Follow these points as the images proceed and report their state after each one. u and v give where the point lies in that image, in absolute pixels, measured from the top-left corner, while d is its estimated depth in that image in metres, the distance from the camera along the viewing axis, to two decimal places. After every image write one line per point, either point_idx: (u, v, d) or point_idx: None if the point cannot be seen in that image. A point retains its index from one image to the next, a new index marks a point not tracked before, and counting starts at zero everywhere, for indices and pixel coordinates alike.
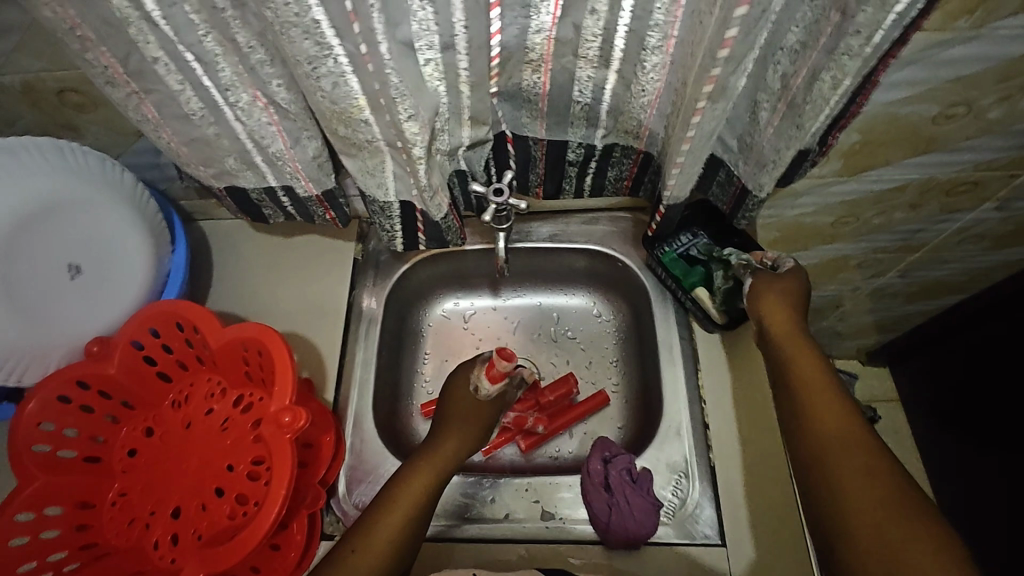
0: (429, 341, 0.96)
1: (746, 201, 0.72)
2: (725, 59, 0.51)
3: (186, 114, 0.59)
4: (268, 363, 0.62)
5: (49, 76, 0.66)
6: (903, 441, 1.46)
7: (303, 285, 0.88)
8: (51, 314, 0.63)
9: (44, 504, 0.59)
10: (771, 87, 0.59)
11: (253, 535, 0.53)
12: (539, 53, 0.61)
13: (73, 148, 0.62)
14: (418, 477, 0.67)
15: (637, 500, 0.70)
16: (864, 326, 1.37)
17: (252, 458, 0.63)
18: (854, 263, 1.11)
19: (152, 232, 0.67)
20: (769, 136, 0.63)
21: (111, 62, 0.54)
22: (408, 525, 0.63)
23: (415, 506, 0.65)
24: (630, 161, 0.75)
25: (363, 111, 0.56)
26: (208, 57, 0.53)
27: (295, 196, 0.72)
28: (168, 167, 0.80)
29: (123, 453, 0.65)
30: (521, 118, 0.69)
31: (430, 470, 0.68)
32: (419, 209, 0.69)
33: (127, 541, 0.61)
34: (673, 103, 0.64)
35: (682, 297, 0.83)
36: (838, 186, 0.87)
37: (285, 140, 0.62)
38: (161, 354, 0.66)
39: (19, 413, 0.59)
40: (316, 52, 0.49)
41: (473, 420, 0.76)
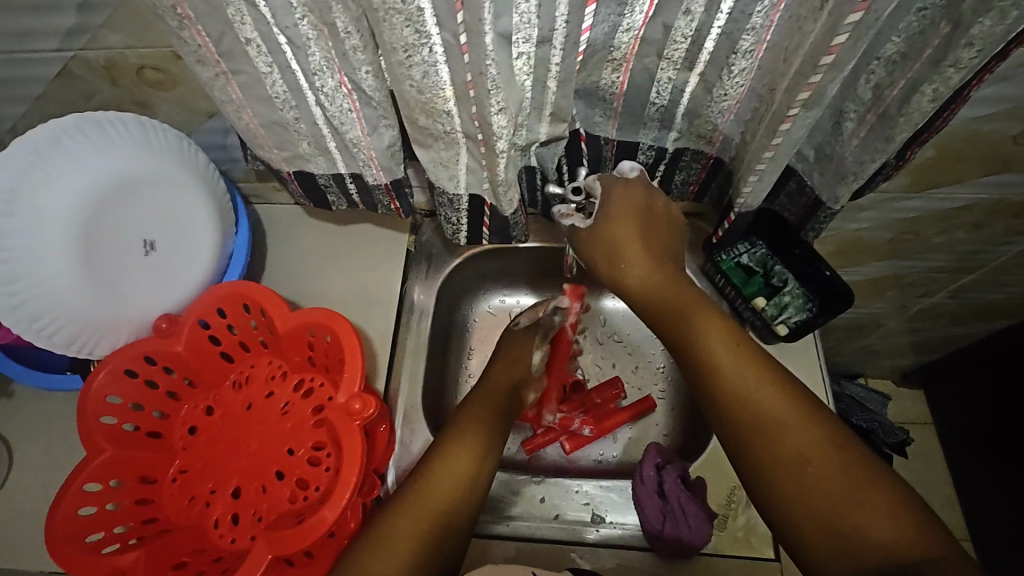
0: (474, 336, 0.96)
1: (819, 212, 0.71)
2: (828, 66, 0.50)
3: (269, 98, 0.60)
4: (335, 349, 0.63)
5: (130, 52, 0.66)
6: (935, 465, 1.44)
7: (354, 273, 0.86)
8: (123, 290, 0.62)
9: (109, 476, 0.59)
10: (861, 97, 0.58)
11: (321, 522, 0.53)
12: (623, 52, 0.60)
13: (154, 125, 0.62)
14: (458, 437, 0.65)
15: (691, 507, 0.69)
16: (903, 346, 1.33)
17: (312, 444, 0.63)
18: (905, 281, 1.09)
19: (221, 213, 0.67)
20: (853, 147, 0.62)
21: (205, 41, 0.54)
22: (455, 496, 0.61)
23: (464, 481, 0.62)
24: (698, 166, 0.74)
25: (449, 102, 0.56)
26: (300, 40, 0.53)
27: (362, 184, 0.71)
28: (233, 148, 0.81)
29: (183, 430, 0.66)
30: (595, 116, 0.69)
31: (469, 442, 0.66)
32: (488, 204, 0.69)
33: (187, 518, 0.62)
34: (754, 110, 0.63)
35: (739, 307, 0.82)
36: (902, 202, 0.85)
37: (363, 127, 0.62)
38: (225, 334, 0.67)
39: (89, 385, 0.59)
40: (414, 41, 0.49)
41: (501, 393, 0.75)
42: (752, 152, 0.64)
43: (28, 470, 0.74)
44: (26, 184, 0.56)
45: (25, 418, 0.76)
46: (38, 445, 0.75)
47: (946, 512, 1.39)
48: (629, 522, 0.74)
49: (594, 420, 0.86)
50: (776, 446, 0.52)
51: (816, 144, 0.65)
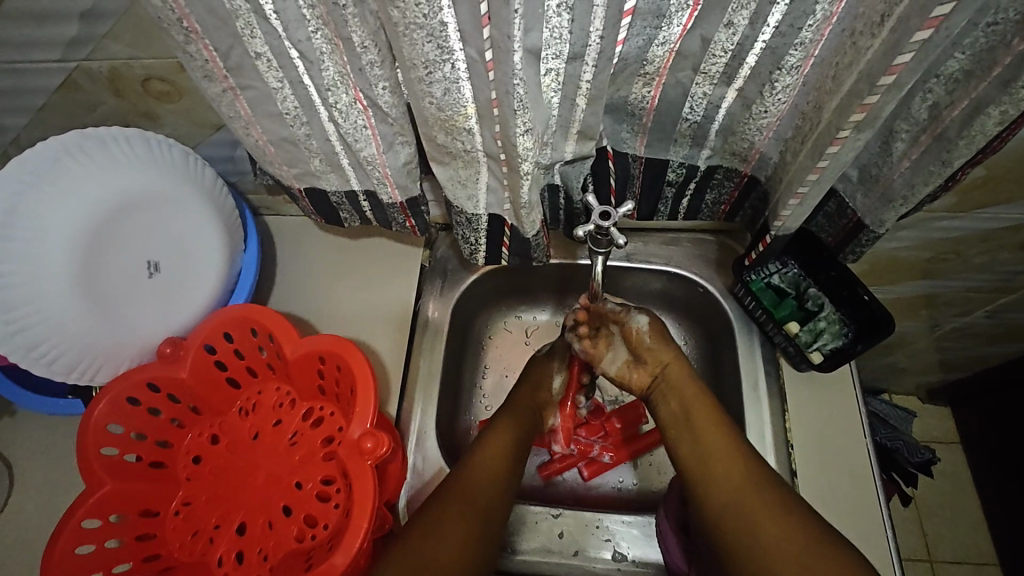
0: (488, 355, 0.92)
1: (860, 236, 0.67)
2: (887, 86, 0.46)
3: (279, 113, 0.56)
4: (346, 378, 0.59)
5: (136, 63, 0.63)
6: (962, 487, 1.38)
7: (365, 290, 0.83)
8: (126, 314, 0.59)
9: (110, 511, 0.56)
10: (915, 116, 0.54)
11: (333, 568, 0.50)
12: (656, 67, 0.56)
13: (159, 140, 0.59)
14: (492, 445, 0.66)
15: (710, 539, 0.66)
16: (931, 364, 1.27)
17: (321, 478, 0.60)
18: (940, 301, 1.03)
19: (228, 231, 0.64)
20: (903, 170, 0.58)
21: (212, 55, 0.51)
22: (489, 498, 0.62)
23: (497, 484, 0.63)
24: (731, 184, 0.69)
25: (469, 120, 0.52)
26: (313, 55, 0.50)
27: (376, 201, 0.68)
28: (242, 160, 0.78)
29: (187, 459, 0.63)
30: (622, 132, 0.65)
31: (499, 444, 0.66)
32: (508, 224, 0.66)
33: (190, 555, 0.59)
34: (796, 128, 0.58)
35: (770, 330, 0.78)
36: (944, 221, 0.80)
37: (378, 144, 0.59)
38: (232, 359, 0.64)
39: (88, 415, 0.56)
40: (435, 56, 0.46)
41: (526, 413, 0.73)
42: (795, 172, 0.60)
43: (29, 494, 0.72)
44: (25, 205, 0.53)
45: (27, 439, 0.74)
46: (39, 468, 0.73)
47: (973, 536, 1.33)
48: (651, 560, 0.70)
49: (615, 446, 0.82)
50: (729, 508, 0.59)
51: (861, 164, 0.61)
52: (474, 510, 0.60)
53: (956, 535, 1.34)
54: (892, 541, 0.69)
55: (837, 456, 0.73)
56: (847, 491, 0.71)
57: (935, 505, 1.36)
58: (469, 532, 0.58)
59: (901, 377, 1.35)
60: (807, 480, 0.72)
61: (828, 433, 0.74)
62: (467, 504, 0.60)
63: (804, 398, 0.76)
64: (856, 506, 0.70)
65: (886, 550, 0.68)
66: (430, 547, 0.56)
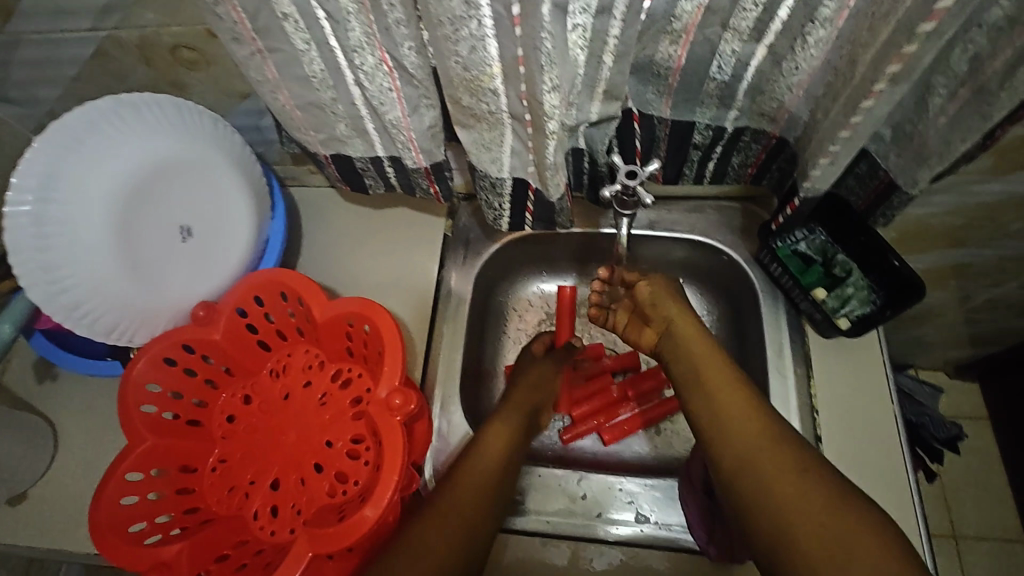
0: (511, 322, 0.92)
1: (892, 198, 0.66)
2: (926, 34, 0.45)
3: (306, 77, 0.57)
4: (374, 340, 0.60)
5: (164, 31, 0.64)
6: (987, 463, 1.36)
7: (389, 258, 0.84)
8: (162, 277, 0.61)
9: (151, 465, 0.59)
10: (954, 70, 0.52)
11: (367, 519, 0.52)
12: (684, 23, 0.55)
13: (190, 107, 0.60)
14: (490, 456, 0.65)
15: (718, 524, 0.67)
16: (958, 338, 1.24)
17: (351, 437, 0.62)
18: (972, 270, 1.00)
19: (256, 197, 0.66)
20: (939, 127, 0.56)
21: (241, 17, 0.51)
22: (475, 511, 0.60)
23: (504, 462, 0.65)
24: (759, 147, 0.68)
25: (495, 80, 0.52)
26: (340, 14, 0.50)
27: (400, 166, 0.68)
28: (268, 129, 0.79)
29: (222, 418, 0.65)
30: (647, 94, 0.63)
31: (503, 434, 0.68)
32: (532, 188, 0.65)
33: (227, 509, 0.61)
34: (828, 85, 0.57)
35: (796, 297, 0.77)
36: (979, 185, 0.78)
37: (403, 107, 0.59)
38: (262, 322, 0.65)
39: (127, 372, 0.58)
40: (462, 12, 0.46)
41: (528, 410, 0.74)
42: (827, 131, 0.58)
43: (74, 453, 0.76)
44: (63, 168, 0.53)
45: (73, 399, 0.78)
46: (84, 429, 0.77)
47: (999, 513, 1.31)
48: (673, 523, 0.70)
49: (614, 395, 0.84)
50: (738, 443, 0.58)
51: (895, 122, 0.59)
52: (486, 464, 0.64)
53: (982, 510, 1.32)
54: (916, 498, 0.68)
55: (863, 422, 0.72)
56: (873, 452, 0.71)
57: (961, 481, 1.35)
58: (452, 543, 0.56)
59: (928, 351, 1.32)
60: (833, 446, 0.71)
61: (853, 399, 0.73)
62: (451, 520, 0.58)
63: (829, 365, 0.75)
64: (880, 473, 0.70)
65: (912, 510, 0.68)
66: (423, 536, 0.56)
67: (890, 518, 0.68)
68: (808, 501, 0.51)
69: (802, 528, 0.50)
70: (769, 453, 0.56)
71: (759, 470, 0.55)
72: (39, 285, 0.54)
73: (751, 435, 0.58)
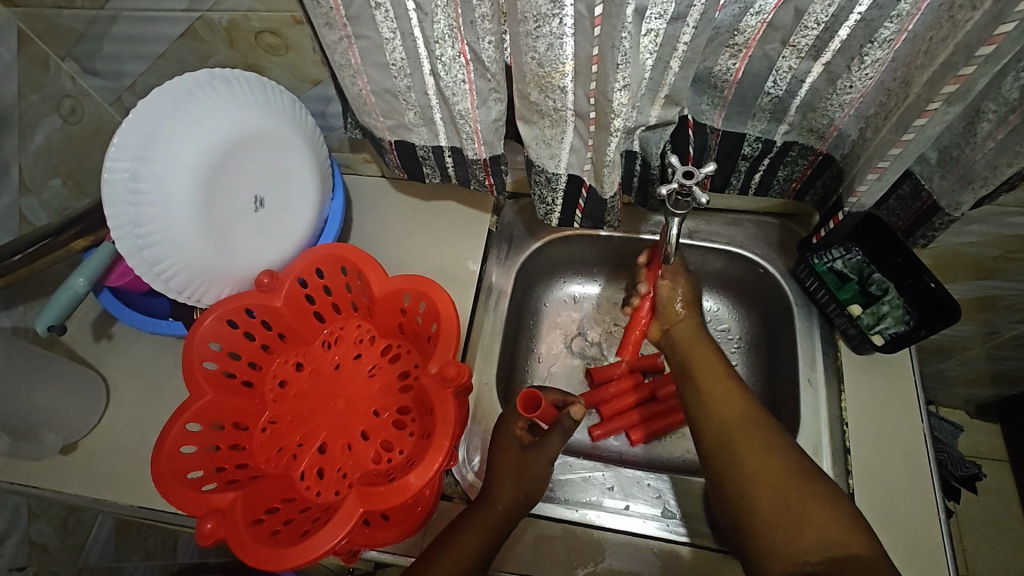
0: (546, 320, 0.95)
1: (933, 219, 0.68)
2: (984, 57, 0.49)
3: (386, 64, 0.61)
4: (428, 318, 0.65)
5: (253, 16, 0.69)
6: (1004, 506, 1.34)
7: (436, 248, 0.87)
8: (234, 243, 0.65)
9: (209, 418, 0.62)
10: (1005, 97, 0.55)
11: (416, 482, 0.56)
12: (746, 37, 0.58)
13: (274, 86, 0.64)
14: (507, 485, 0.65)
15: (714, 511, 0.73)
16: (982, 376, 1.23)
17: (400, 408, 0.67)
18: (1003, 305, 1.00)
19: (321, 176, 0.70)
20: (986, 152, 0.59)
21: (336, 4, 0.55)
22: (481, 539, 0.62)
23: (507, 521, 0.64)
24: (805, 162, 0.71)
25: (566, 77, 0.55)
26: (428, 7, 0.54)
27: (460, 157, 0.72)
28: (332, 117, 0.83)
29: (274, 382, 0.68)
30: (702, 104, 0.67)
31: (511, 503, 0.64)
32: (586, 184, 0.69)
33: (275, 468, 0.65)
34: (880, 105, 0.60)
35: (832, 311, 0.78)
36: (1015, 217, 0.79)
37: (473, 100, 0.62)
38: (320, 295, 0.69)
39: (195, 328, 0.61)
40: (546, 10, 0.49)
41: (531, 459, 0.67)
42: (876, 148, 0.62)
43: (124, 410, 0.79)
44: (162, 131, 0.57)
45: (129, 358, 0.82)
46: (137, 388, 0.80)
47: (1017, 557, 1.30)
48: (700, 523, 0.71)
49: (648, 411, 0.83)
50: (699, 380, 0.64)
51: (942, 145, 0.62)
52: (487, 526, 0.63)
53: (998, 553, 1.30)
54: (942, 513, 0.69)
55: (893, 438, 0.73)
56: (901, 468, 0.72)
57: (978, 521, 1.33)
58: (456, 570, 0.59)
59: (950, 387, 1.32)
60: (862, 460, 0.72)
61: (884, 416, 0.75)
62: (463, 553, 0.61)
63: (860, 381, 0.77)
64: (908, 489, 0.70)
65: (938, 528, 0.68)
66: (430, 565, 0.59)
67: (916, 536, 0.68)
68: (770, 480, 0.51)
69: (766, 509, 0.50)
70: (746, 434, 0.56)
71: (729, 447, 0.56)
72: (128, 238, 0.57)
73: (728, 419, 0.58)
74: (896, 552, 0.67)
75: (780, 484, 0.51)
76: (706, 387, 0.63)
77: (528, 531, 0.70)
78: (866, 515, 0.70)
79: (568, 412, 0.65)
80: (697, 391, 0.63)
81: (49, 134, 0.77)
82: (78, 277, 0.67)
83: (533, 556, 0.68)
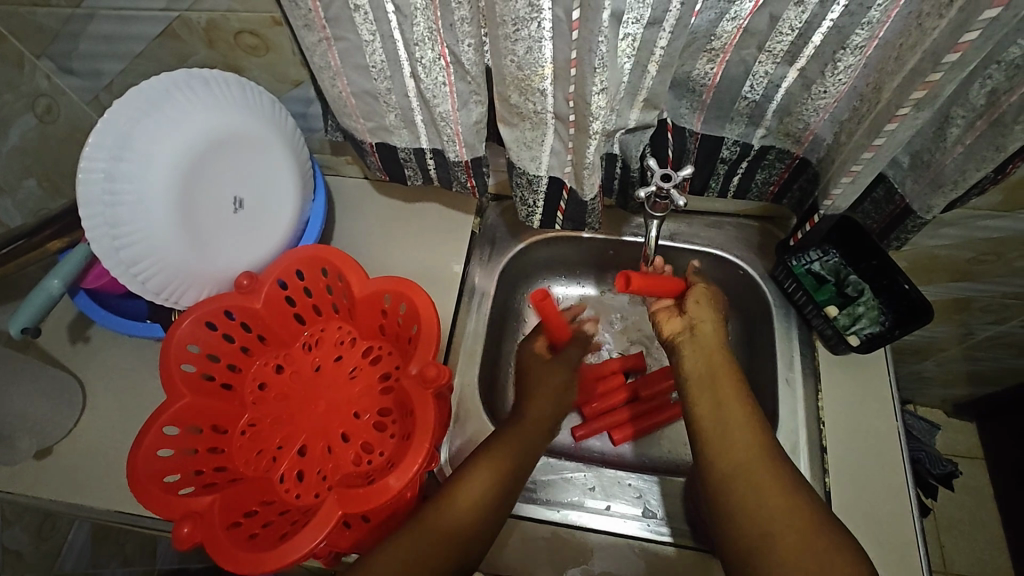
0: (529, 320, 0.95)
1: (906, 221, 0.70)
2: (951, 63, 0.50)
3: (366, 66, 0.61)
4: (410, 319, 0.65)
5: (232, 16, 0.68)
6: (979, 503, 1.37)
7: (419, 250, 0.87)
8: (213, 244, 0.64)
9: (186, 421, 0.62)
10: (972, 103, 0.56)
11: (395, 483, 0.56)
12: (723, 43, 0.59)
13: (253, 87, 0.63)
14: (509, 444, 0.67)
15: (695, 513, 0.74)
16: (957, 376, 1.26)
17: (381, 410, 0.67)
18: (976, 305, 1.02)
19: (302, 178, 0.70)
20: (955, 156, 0.60)
21: (315, 5, 0.55)
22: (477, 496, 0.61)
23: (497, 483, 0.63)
24: (782, 166, 0.72)
25: (545, 81, 0.56)
26: (408, 9, 0.54)
27: (441, 159, 0.72)
28: (314, 118, 0.83)
29: (254, 385, 0.68)
30: (681, 108, 0.68)
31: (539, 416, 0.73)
32: (567, 187, 0.69)
33: (254, 471, 0.64)
34: (853, 110, 0.61)
35: (810, 312, 0.80)
36: (985, 220, 0.81)
37: (454, 102, 0.62)
38: (301, 296, 0.68)
39: (173, 330, 0.61)
40: (525, 14, 0.50)
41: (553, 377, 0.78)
42: (849, 152, 0.63)
43: (101, 413, 0.78)
44: (137, 131, 0.56)
45: (105, 360, 0.81)
46: (114, 390, 0.79)
47: (992, 553, 1.32)
48: (681, 521, 0.72)
49: (629, 410, 0.84)
50: (699, 365, 0.68)
51: (913, 150, 0.64)
52: (487, 479, 0.63)
53: (973, 548, 1.33)
54: (915, 509, 0.71)
55: (869, 436, 0.75)
56: (876, 465, 0.73)
57: (955, 518, 1.36)
58: (452, 526, 0.59)
59: (926, 387, 1.34)
60: (838, 458, 0.74)
61: (860, 414, 0.76)
62: (461, 508, 0.60)
63: (836, 380, 0.78)
64: (883, 486, 0.72)
65: (912, 523, 0.70)
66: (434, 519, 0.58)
67: (890, 532, 0.70)
68: (794, 533, 0.53)
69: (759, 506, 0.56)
70: (765, 471, 0.58)
71: (724, 438, 0.61)
72: (102, 238, 0.56)
73: (745, 453, 0.59)
74: (870, 549, 0.69)
75: (803, 530, 0.53)
76: (713, 368, 0.67)
77: (510, 532, 0.70)
78: (844, 511, 0.71)
79: (582, 326, 0.85)
80: (705, 375, 0.67)
81: (24, 133, 0.76)
82: (52, 278, 0.66)
83: (514, 558, 0.69)
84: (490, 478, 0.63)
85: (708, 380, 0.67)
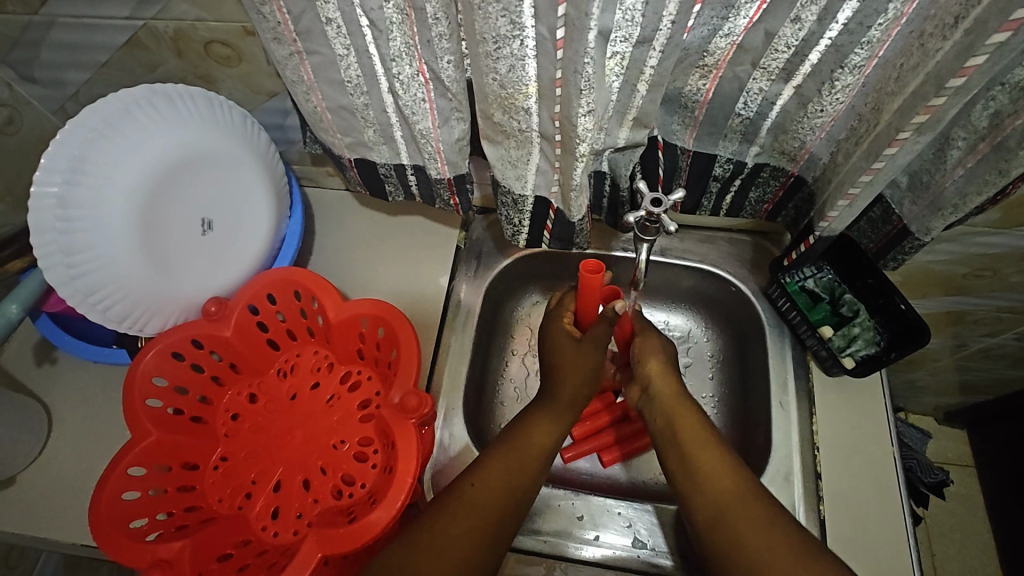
0: (518, 336, 0.92)
1: (903, 242, 0.67)
2: (955, 88, 0.47)
3: (341, 81, 0.57)
4: (388, 343, 0.62)
5: (201, 25, 0.65)
6: (970, 512, 1.36)
7: (402, 266, 0.84)
8: (179, 269, 0.61)
9: (153, 461, 0.58)
10: (974, 124, 0.54)
11: (379, 519, 0.53)
12: (716, 59, 0.56)
13: (221, 102, 0.60)
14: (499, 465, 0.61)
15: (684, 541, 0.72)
16: (949, 385, 1.24)
17: (359, 439, 0.64)
18: (970, 319, 1.00)
19: (275, 195, 0.66)
20: (956, 179, 0.58)
21: (285, 18, 0.52)
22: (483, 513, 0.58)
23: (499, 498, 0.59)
24: (776, 183, 0.70)
25: (529, 99, 0.53)
26: (383, 24, 0.51)
27: (423, 175, 0.69)
28: (291, 129, 0.80)
29: (226, 416, 0.65)
30: (672, 124, 0.65)
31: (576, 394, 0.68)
32: (554, 207, 0.66)
33: (228, 509, 0.61)
34: (850, 129, 0.59)
35: (803, 332, 0.77)
36: (982, 237, 0.79)
37: (434, 119, 0.59)
38: (273, 321, 0.65)
39: (135, 365, 0.58)
40: (506, 32, 0.47)
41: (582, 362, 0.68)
42: (847, 173, 0.61)
43: (66, 440, 0.74)
44: (94, 152, 0.53)
45: (70, 384, 0.77)
46: (80, 416, 0.75)
47: (983, 563, 1.31)
48: (671, 551, 0.69)
49: (620, 432, 0.81)
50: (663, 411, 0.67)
51: (912, 170, 0.61)
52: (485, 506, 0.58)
53: (965, 557, 1.32)
54: (911, 541, 0.69)
55: (865, 462, 0.72)
56: (872, 494, 0.71)
57: (946, 528, 1.35)
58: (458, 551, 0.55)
59: (918, 396, 1.33)
60: (833, 485, 0.71)
61: (855, 439, 0.74)
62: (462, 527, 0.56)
63: (831, 403, 0.76)
64: (879, 515, 0.70)
65: (909, 555, 0.67)
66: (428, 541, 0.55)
67: (886, 564, 0.67)
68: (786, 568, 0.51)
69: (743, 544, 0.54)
70: (743, 504, 0.57)
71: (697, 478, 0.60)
72: (57, 268, 0.53)
73: (721, 492, 0.58)
74: None
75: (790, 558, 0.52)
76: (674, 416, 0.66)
77: None
78: (837, 542, 0.69)
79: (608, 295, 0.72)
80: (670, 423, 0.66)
81: None
82: (10, 304, 0.62)
83: None
84: (489, 497, 0.59)
85: (672, 431, 0.65)
